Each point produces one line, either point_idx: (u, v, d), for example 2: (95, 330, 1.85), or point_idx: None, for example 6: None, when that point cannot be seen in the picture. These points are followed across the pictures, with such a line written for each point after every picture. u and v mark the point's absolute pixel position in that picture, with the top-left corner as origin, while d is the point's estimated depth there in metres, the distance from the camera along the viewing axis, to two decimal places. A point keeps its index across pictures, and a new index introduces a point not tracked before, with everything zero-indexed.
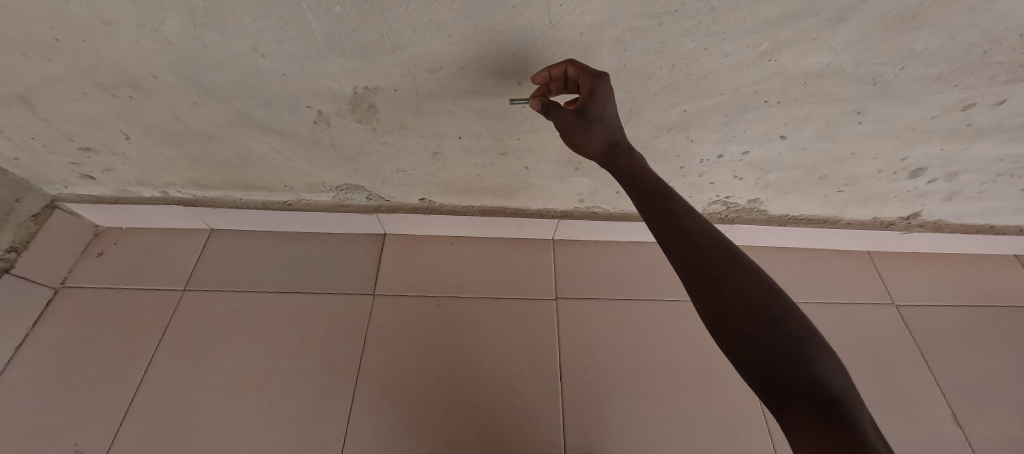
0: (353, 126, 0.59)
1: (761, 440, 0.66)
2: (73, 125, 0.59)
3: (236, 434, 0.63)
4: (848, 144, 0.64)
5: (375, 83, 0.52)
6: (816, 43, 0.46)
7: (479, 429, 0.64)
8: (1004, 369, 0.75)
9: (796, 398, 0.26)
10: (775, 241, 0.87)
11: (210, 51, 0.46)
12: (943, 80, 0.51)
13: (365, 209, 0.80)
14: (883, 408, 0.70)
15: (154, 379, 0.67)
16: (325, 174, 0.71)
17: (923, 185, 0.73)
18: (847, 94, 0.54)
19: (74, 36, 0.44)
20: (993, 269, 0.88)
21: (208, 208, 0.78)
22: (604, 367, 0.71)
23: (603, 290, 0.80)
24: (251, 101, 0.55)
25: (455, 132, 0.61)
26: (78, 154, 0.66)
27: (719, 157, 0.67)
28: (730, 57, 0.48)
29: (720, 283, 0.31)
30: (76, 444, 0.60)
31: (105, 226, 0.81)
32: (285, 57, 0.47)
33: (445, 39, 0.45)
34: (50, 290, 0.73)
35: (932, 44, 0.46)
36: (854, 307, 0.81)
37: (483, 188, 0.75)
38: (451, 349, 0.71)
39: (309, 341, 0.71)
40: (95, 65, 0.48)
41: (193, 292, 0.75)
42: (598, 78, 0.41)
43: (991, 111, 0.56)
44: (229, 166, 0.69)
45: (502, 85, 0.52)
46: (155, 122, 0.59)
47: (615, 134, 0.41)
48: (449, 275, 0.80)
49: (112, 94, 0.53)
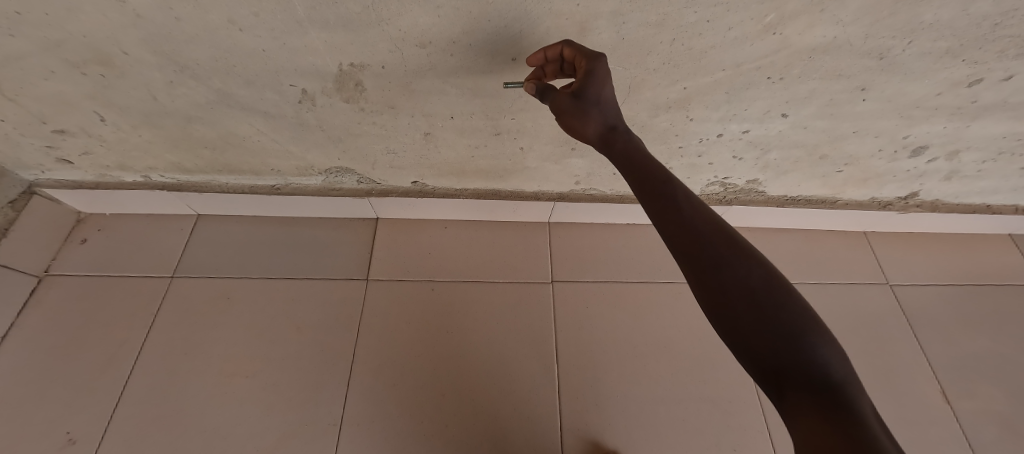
0: (339, 106, 0.57)
1: (754, 420, 0.67)
2: (43, 106, 0.56)
3: (231, 420, 0.62)
4: (850, 123, 0.62)
5: (361, 60, 0.49)
6: (822, 15, 0.44)
7: (475, 412, 0.64)
8: (994, 346, 0.76)
9: (797, 387, 0.26)
10: (772, 222, 0.87)
11: (183, 24, 0.43)
12: (952, 55, 0.50)
13: (356, 193, 0.78)
14: (874, 386, 0.71)
15: (145, 367, 0.66)
16: (313, 156, 0.68)
17: (923, 165, 0.73)
18: (851, 69, 0.52)
19: (36, 9, 0.41)
20: (986, 248, 0.88)
21: (193, 193, 0.76)
22: (600, 349, 0.71)
23: (600, 273, 0.79)
24: (231, 80, 0.52)
25: (447, 112, 0.59)
26: (52, 136, 0.63)
27: (719, 136, 0.65)
28: (733, 30, 0.46)
29: (720, 270, 0.29)
30: (68, 432, 0.60)
31: (88, 212, 0.79)
32: (264, 32, 0.45)
33: (434, 11, 0.42)
34: (34, 279, 0.71)
35: (942, 16, 0.44)
36: (848, 287, 0.82)
37: (477, 170, 0.73)
38: (447, 334, 0.71)
39: (303, 327, 0.71)
40: (61, 40, 0.45)
41: (182, 279, 0.74)
42: (595, 60, 0.39)
43: (998, 86, 0.55)
44: (212, 148, 0.66)
45: (495, 62, 0.50)
46: (131, 102, 0.56)
47: (613, 118, 0.39)
48: (442, 259, 0.79)
49: (82, 72, 0.50)
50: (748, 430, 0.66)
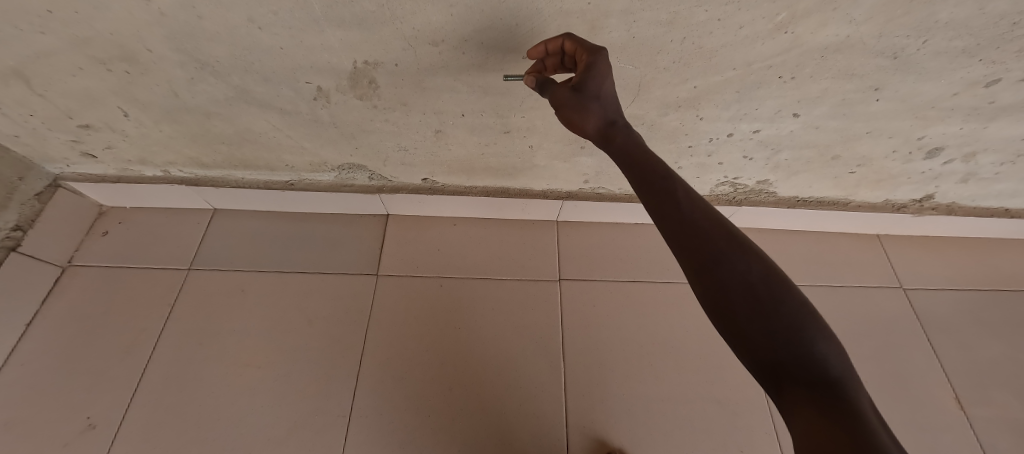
0: (353, 103, 0.58)
1: (760, 421, 0.66)
2: (70, 101, 0.58)
3: (243, 409, 0.64)
4: (863, 123, 0.62)
5: (375, 58, 0.50)
6: (835, 13, 0.43)
7: (481, 406, 0.65)
8: (1011, 352, 0.75)
9: (795, 381, 0.26)
10: (782, 223, 0.86)
11: (205, 23, 0.45)
12: (968, 54, 0.49)
13: (367, 189, 0.79)
14: (884, 390, 0.70)
15: (162, 356, 0.68)
16: (326, 153, 0.70)
17: (939, 166, 0.71)
18: (865, 69, 0.52)
19: (66, 7, 0.43)
20: (1003, 253, 0.87)
21: (209, 187, 0.78)
22: (607, 348, 0.71)
23: (606, 272, 0.79)
24: (249, 77, 0.53)
25: (458, 110, 0.60)
26: (78, 131, 0.65)
27: (729, 135, 0.65)
28: (745, 29, 0.46)
29: (720, 266, 0.30)
30: (89, 417, 0.62)
31: (109, 206, 0.81)
32: (282, 30, 0.46)
33: (447, 10, 0.43)
34: (58, 269, 0.74)
35: (959, 15, 0.44)
36: (859, 290, 0.81)
37: (486, 168, 0.74)
38: (454, 329, 0.72)
39: (314, 319, 0.72)
40: (90, 38, 0.47)
41: (198, 272, 0.76)
42: (595, 54, 0.39)
43: (1016, 87, 0.54)
44: (228, 144, 0.68)
45: (505, 60, 0.50)
46: (152, 98, 0.58)
47: (612, 113, 0.38)
48: (450, 255, 0.80)
49: (108, 69, 0.52)
50: (754, 432, 0.65)
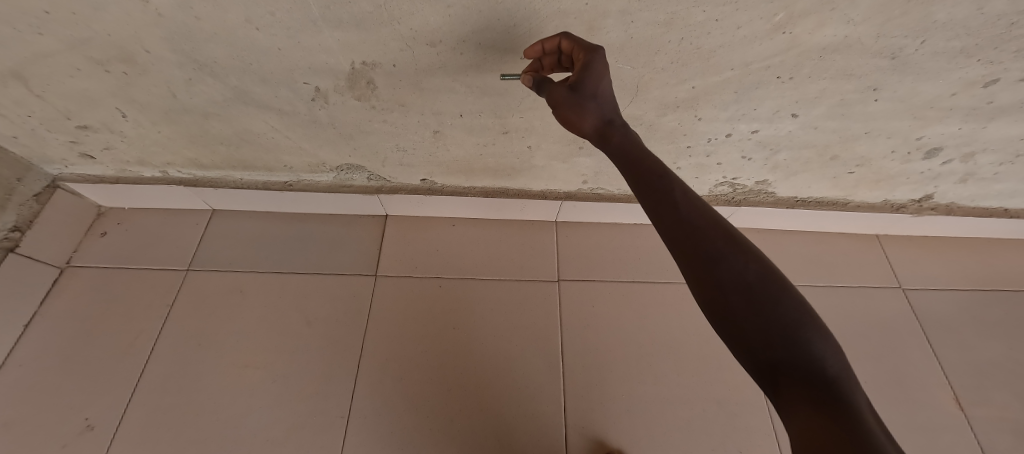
0: (351, 104, 0.58)
1: (759, 422, 0.66)
2: (68, 102, 0.58)
3: (242, 410, 0.64)
4: (862, 123, 0.62)
5: (373, 58, 0.50)
6: (834, 13, 0.43)
7: (480, 407, 0.65)
8: (1010, 353, 0.75)
9: (792, 379, 0.26)
10: (781, 224, 0.86)
11: (202, 23, 0.45)
12: (966, 54, 0.49)
13: (365, 190, 0.79)
14: (882, 390, 0.70)
15: (161, 357, 0.68)
16: (324, 153, 0.70)
17: (937, 166, 0.71)
18: (863, 69, 0.52)
19: (64, 8, 0.43)
20: (1002, 253, 0.87)
21: (207, 188, 0.78)
22: (605, 348, 0.71)
23: (605, 273, 0.79)
24: (247, 77, 0.53)
25: (457, 110, 0.60)
26: (76, 132, 0.65)
27: (727, 135, 0.65)
28: (743, 29, 0.46)
29: (718, 265, 0.29)
30: (87, 418, 0.62)
31: (108, 206, 0.81)
32: (279, 30, 0.46)
33: (445, 10, 0.43)
34: (56, 270, 0.74)
35: (957, 15, 0.44)
36: (858, 290, 0.81)
37: (485, 168, 0.74)
38: (453, 330, 0.72)
39: (312, 320, 0.72)
40: (88, 39, 0.47)
41: (197, 272, 0.76)
42: (592, 53, 0.39)
43: (1014, 87, 0.54)
44: (228, 145, 0.68)
45: (503, 60, 0.50)
46: (151, 99, 0.58)
47: (610, 112, 0.38)
48: (449, 255, 0.80)
49: (105, 70, 0.52)
50: (753, 433, 0.65)
